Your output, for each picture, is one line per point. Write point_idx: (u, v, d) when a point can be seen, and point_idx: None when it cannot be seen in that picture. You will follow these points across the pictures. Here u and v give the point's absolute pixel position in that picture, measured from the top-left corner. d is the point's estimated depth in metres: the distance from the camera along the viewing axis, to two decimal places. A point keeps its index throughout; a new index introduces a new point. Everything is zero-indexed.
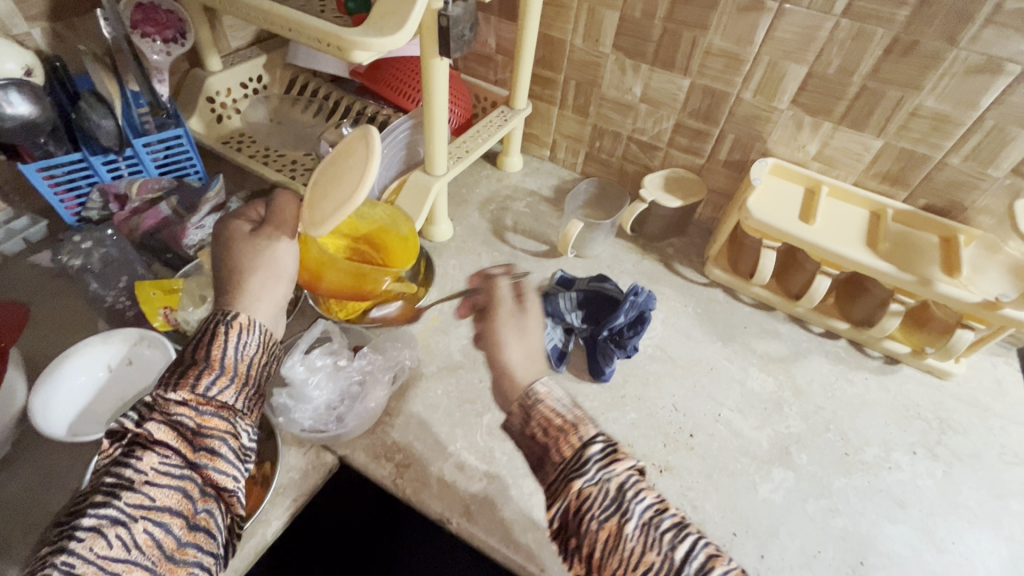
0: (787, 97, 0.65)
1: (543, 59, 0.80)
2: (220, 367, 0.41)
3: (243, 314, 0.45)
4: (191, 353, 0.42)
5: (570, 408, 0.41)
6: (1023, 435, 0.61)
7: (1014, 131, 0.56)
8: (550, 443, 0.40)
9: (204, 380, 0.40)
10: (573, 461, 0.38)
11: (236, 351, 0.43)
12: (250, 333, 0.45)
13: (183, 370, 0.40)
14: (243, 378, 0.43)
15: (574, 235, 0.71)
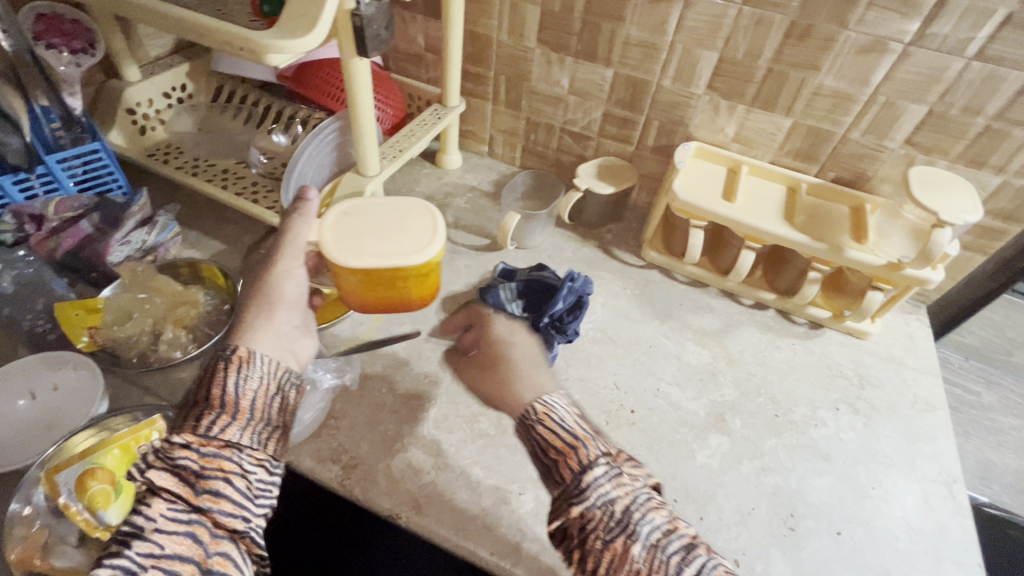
0: (702, 82, 0.69)
1: (473, 55, 0.81)
2: (223, 405, 0.42)
3: (242, 347, 0.46)
4: (197, 392, 0.43)
5: (573, 425, 0.43)
6: (933, 384, 0.66)
7: (903, 105, 0.61)
8: (552, 463, 0.42)
9: (205, 420, 0.40)
10: (584, 480, 0.40)
11: (238, 385, 0.43)
12: (251, 367, 0.44)
13: (189, 413, 0.41)
14: (247, 414, 0.42)
15: (512, 227, 0.72)
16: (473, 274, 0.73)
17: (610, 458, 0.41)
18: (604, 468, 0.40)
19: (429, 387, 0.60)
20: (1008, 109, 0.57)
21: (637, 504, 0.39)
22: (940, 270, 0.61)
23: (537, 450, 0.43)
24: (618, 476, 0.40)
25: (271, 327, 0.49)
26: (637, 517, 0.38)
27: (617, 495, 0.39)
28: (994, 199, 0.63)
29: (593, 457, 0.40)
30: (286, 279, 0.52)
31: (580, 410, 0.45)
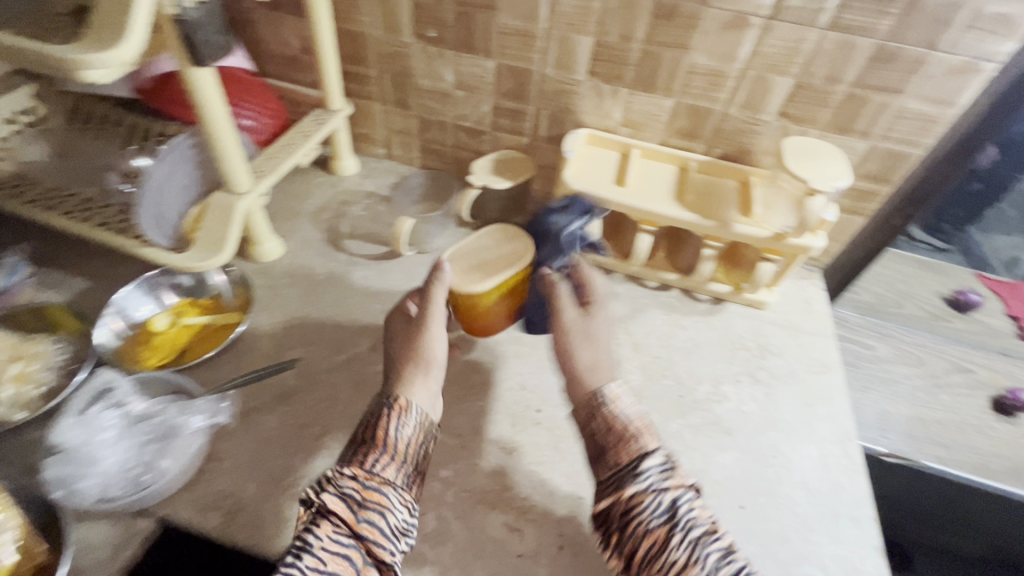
0: (582, 68, 0.68)
1: (352, 55, 0.77)
2: (385, 446, 0.47)
3: (403, 398, 0.50)
4: (363, 432, 0.48)
5: (634, 418, 0.49)
6: (827, 345, 0.69)
7: (771, 78, 0.62)
8: (609, 445, 0.48)
9: (372, 457, 0.45)
10: (614, 428, 0.48)
11: (398, 431, 0.48)
12: (409, 415, 0.49)
13: (358, 447, 0.47)
14: (402, 456, 0.47)
15: (405, 232, 0.69)
16: (370, 285, 0.69)
17: (637, 423, 0.48)
18: (624, 416, 0.49)
19: (322, 413, 0.56)
20: (864, 75, 0.59)
21: (648, 450, 0.47)
22: (820, 236, 0.63)
23: (594, 436, 0.49)
24: (634, 427, 0.48)
25: (431, 377, 0.52)
26: (645, 455, 0.46)
27: (634, 442, 0.47)
28: (863, 162, 0.66)
29: (617, 414, 0.49)
30: (433, 337, 0.54)
31: (620, 390, 0.51)
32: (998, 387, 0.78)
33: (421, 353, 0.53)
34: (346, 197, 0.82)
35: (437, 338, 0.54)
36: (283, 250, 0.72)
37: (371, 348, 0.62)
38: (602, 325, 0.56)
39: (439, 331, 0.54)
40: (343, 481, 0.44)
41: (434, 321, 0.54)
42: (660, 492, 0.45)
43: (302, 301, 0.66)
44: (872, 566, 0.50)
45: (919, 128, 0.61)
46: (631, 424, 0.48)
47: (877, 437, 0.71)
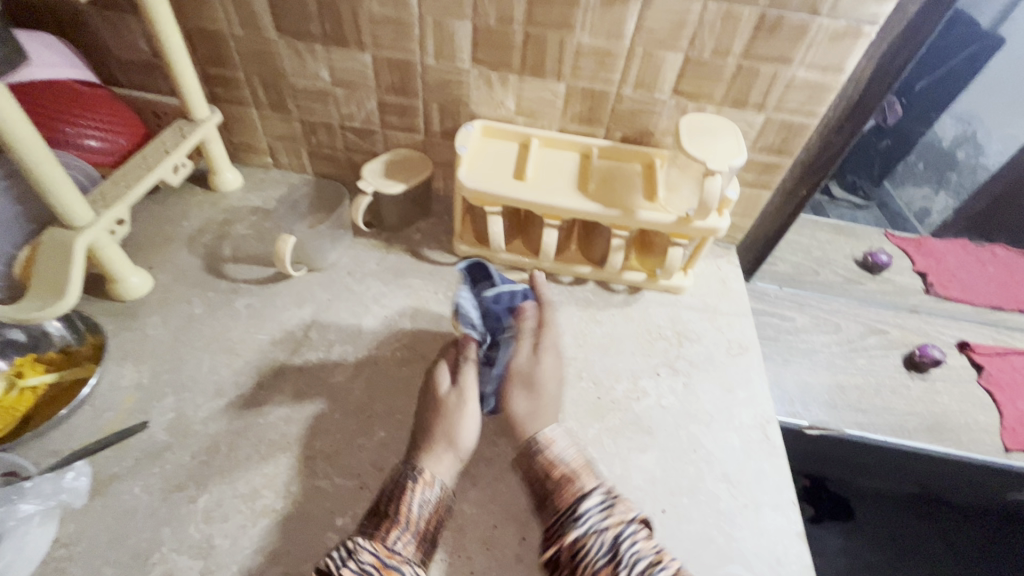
0: (465, 55, 0.62)
1: (211, 56, 0.68)
2: (406, 522, 0.45)
3: (427, 471, 0.48)
4: (383, 504, 0.46)
5: (572, 458, 0.49)
6: (744, 325, 0.68)
7: (661, 55, 0.59)
8: (551, 491, 0.48)
9: (394, 533, 0.44)
10: (553, 475, 0.48)
11: (419, 507, 0.46)
12: (431, 491, 0.47)
13: (379, 521, 0.45)
14: (423, 533, 0.45)
15: (288, 251, 0.62)
16: (256, 314, 0.62)
17: (574, 466, 0.48)
18: (561, 461, 0.49)
19: (197, 471, 0.49)
20: (751, 46, 0.56)
21: (587, 491, 0.46)
22: (725, 216, 0.61)
23: (535, 475, 0.50)
24: (574, 470, 0.48)
25: (454, 456, 0.50)
26: (583, 497, 0.46)
27: (571, 486, 0.47)
28: (762, 136, 0.64)
29: (555, 459, 0.49)
30: (468, 417, 0.51)
31: (556, 432, 0.51)
32: (910, 345, 0.80)
33: (454, 430, 0.51)
34: (228, 216, 0.74)
35: (468, 419, 0.51)
36: (152, 284, 0.64)
37: (257, 386, 0.56)
38: (553, 380, 0.55)
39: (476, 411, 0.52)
40: (363, 553, 0.42)
41: (471, 397, 0.52)
42: (599, 529, 0.44)
43: (175, 342, 0.59)
44: (794, 556, 0.49)
45: (811, 97, 0.59)
46: (569, 468, 0.48)
47: (800, 410, 0.71)
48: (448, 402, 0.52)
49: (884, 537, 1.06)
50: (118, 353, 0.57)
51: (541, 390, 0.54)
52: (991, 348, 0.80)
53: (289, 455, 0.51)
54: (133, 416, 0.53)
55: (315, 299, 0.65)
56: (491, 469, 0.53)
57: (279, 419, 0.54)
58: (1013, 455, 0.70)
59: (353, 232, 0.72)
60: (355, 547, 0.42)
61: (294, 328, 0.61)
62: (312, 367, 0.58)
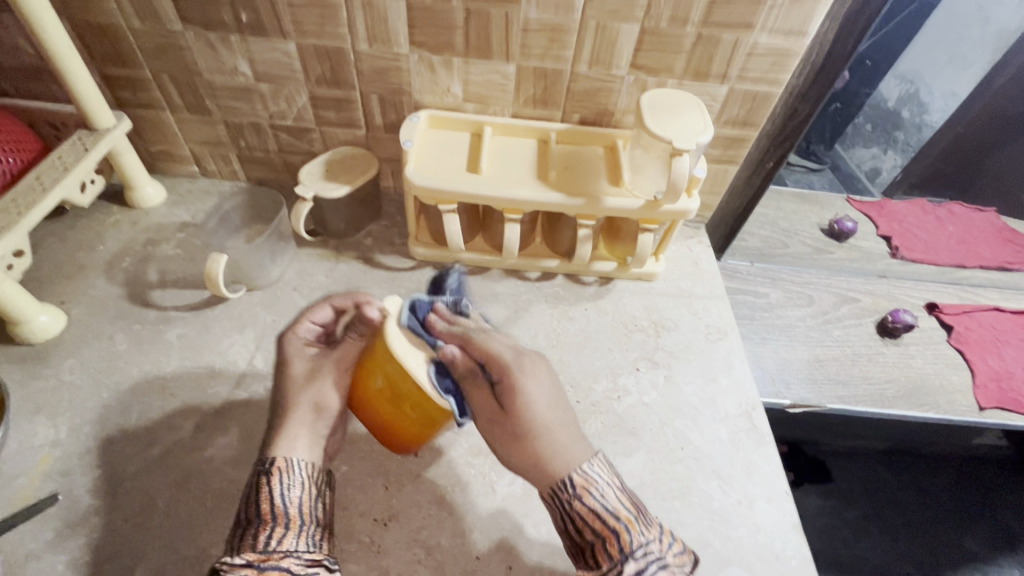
0: (402, 39, 0.56)
1: (109, 55, 0.59)
2: (275, 518, 0.41)
3: (279, 456, 0.44)
4: (246, 510, 0.42)
5: (614, 505, 0.41)
6: (721, 307, 0.65)
7: (616, 27, 0.54)
8: (590, 545, 0.41)
9: (262, 535, 0.40)
10: (591, 530, 0.41)
11: (285, 496, 0.42)
12: (292, 475, 0.43)
13: (244, 531, 0.40)
14: (298, 519, 0.42)
15: (220, 272, 0.55)
16: (191, 345, 0.55)
17: (619, 516, 0.41)
18: (605, 505, 0.41)
19: (132, 536, 0.43)
20: (710, 13, 0.52)
21: (632, 550, 0.39)
22: (695, 197, 0.57)
23: (564, 527, 0.42)
24: (615, 523, 0.41)
25: (321, 422, 0.47)
26: (631, 556, 0.39)
27: (619, 540, 0.40)
28: (726, 109, 0.61)
29: (594, 507, 0.41)
30: (336, 386, 0.47)
31: (591, 473, 0.43)
32: (881, 311, 0.79)
33: (318, 402, 0.47)
34: (152, 235, 0.66)
35: (332, 391, 0.47)
36: (65, 321, 0.56)
37: (197, 429, 0.50)
38: (542, 404, 0.44)
39: (339, 379, 0.48)
40: (234, 568, 0.37)
41: (342, 359, 0.48)
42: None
43: (96, 388, 0.51)
44: (794, 550, 0.48)
45: (775, 64, 0.56)
46: (616, 513, 0.41)
47: (782, 389, 0.69)
48: (305, 379, 0.48)
49: (861, 492, 1.06)
50: (28, 407, 0.50)
51: (540, 426, 0.43)
52: (958, 307, 0.81)
53: (240, 504, 0.46)
54: (51, 479, 0.46)
55: (257, 322, 0.58)
56: (469, 493, 0.48)
57: (226, 464, 0.48)
58: (987, 412, 0.70)
59: (296, 243, 0.66)
60: (225, 562, 0.37)
61: (236, 358, 0.55)
62: (260, 400, 0.52)
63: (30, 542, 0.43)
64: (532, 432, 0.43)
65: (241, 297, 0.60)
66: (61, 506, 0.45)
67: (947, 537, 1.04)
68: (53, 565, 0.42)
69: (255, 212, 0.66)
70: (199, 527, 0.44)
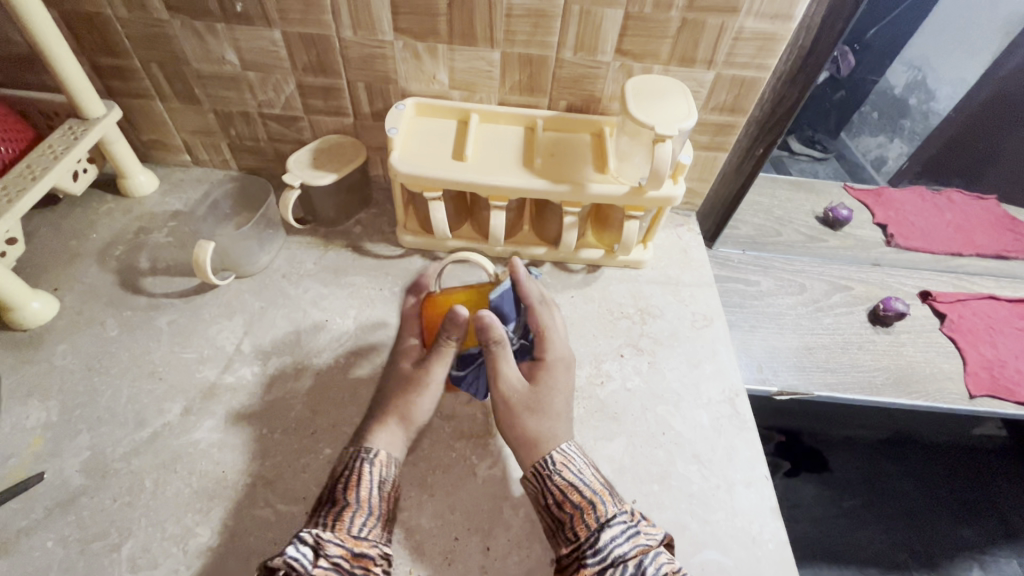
0: (386, 26, 0.56)
1: (98, 44, 0.60)
2: (369, 506, 0.42)
3: (381, 450, 0.46)
4: (340, 491, 0.43)
5: (587, 482, 0.44)
6: (708, 295, 0.65)
7: (599, 12, 0.54)
8: (567, 519, 0.43)
9: (357, 519, 0.41)
10: (566, 503, 0.43)
11: (379, 488, 0.44)
12: (387, 470, 0.45)
13: (337, 510, 0.41)
14: (384, 513, 0.43)
15: (208, 260, 0.56)
16: (180, 331, 0.56)
17: (593, 490, 0.43)
18: (579, 484, 0.44)
19: (118, 515, 0.45)
20: None
21: (606, 518, 0.42)
22: (680, 184, 0.57)
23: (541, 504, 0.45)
24: (591, 497, 0.43)
25: (408, 432, 0.48)
26: (604, 526, 0.41)
27: (591, 513, 0.42)
28: (713, 95, 0.60)
29: (571, 481, 0.44)
30: (425, 396, 0.49)
31: (569, 453, 0.46)
32: (874, 299, 0.79)
33: (408, 408, 0.48)
34: (144, 223, 0.66)
35: (423, 398, 0.49)
36: (58, 307, 0.57)
37: (185, 412, 0.51)
38: (560, 394, 0.49)
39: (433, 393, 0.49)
40: (328, 544, 0.39)
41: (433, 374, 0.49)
42: (621, 559, 0.40)
43: (86, 372, 0.53)
44: (770, 534, 0.48)
45: (762, 48, 0.56)
46: (595, 487, 0.44)
47: (769, 376, 0.69)
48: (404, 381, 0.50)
49: (857, 482, 1.06)
50: (21, 391, 0.51)
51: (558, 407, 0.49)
52: (952, 295, 0.80)
53: (223, 484, 0.47)
54: (41, 460, 0.47)
55: (246, 309, 0.59)
56: (449, 476, 0.49)
57: (213, 447, 0.49)
58: (977, 400, 0.70)
59: (286, 231, 0.66)
60: (318, 535, 0.39)
61: (224, 343, 0.56)
62: (248, 385, 0.53)
63: (21, 520, 0.44)
64: (546, 409, 0.48)
65: (230, 284, 0.61)
66: (52, 485, 0.46)
67: (944, 527, 1.03)
68: (44, 542, 0.43)
69: (245, 201, 0.66)
70: (185, 507, 0.45)
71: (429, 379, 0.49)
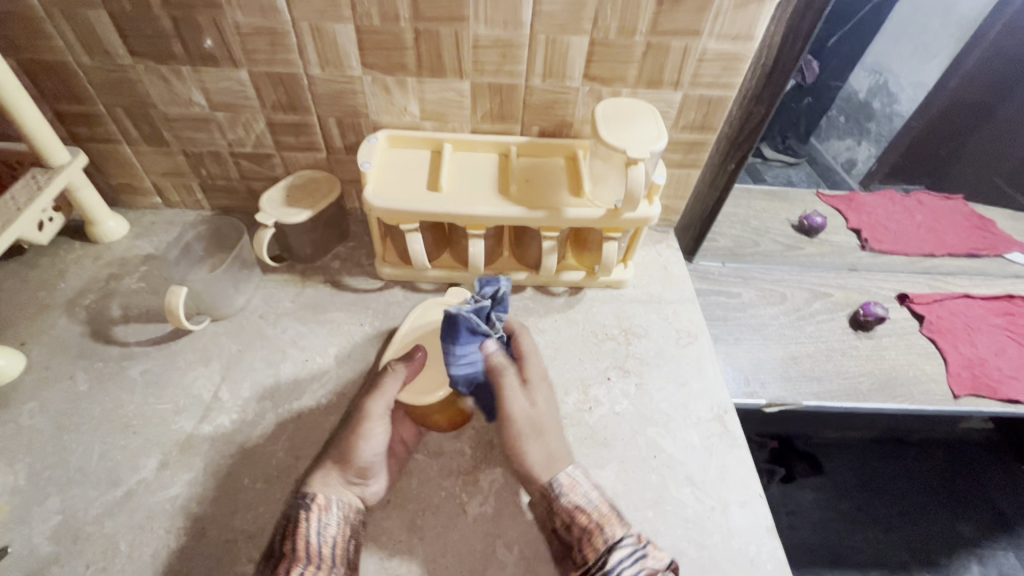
0: (354, 62, 0.56)
1: (61, 92, 0.59)
2: (308, 557, 0.41)
3: (320, 494, 0.44)
4: (279, 544, 0.41)
5: (595, 503, 0.44)
6: (691, 311, 0.65)
7: (565, 40, 0.54)
8: (573, 540, 0.43)
9: (293, 575, 0.39)
10: (574, 524, 0.43)
11: (320, 535, 0.42)
12: (330, 515, 0.43)
13: (275, 565, 0.40)
14: (330, 563, 0.41)
15: (180, 305, 0.54)
16: (155, 381, 0.55)
17: (600, 511, 0.44)
18: (585, 505, 0.44)
19: None
20: (657, 22, 0.53)
21: (614, 539, 0.42)
22: (656, 204, 0.57)
23: (552, 526, 0.45)
24: (596, 518, 0.43)
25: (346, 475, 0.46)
26: (611, 547, 0.41)
27: (599, 535, 0.42)
28: (682, 115, 0.61)
29: (577, 502, 0.44)
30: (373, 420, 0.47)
31: (575, 474, 0.46)
32: (854, 304, 0.80)
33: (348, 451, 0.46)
34: (114, 270, 0.65)
35: (366, 442, 0.46)
36: (24, 364, 0.55)
37: (162, 466, 0.49)
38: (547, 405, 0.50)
39: (376, 431, 0.47)
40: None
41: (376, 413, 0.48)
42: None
43: (55, 432, 0.50)
44: (768, 554, 0.48)
45: (726, 68, 0.57)
46: (600, 509, 0.44)
47: (757, 388, 0.69)
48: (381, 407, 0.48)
49: (852, 484, 1.06)
50: None
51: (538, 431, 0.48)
52: (928, 296, 0.82)
53: (203, 541, 0.45)
54: (8, 529, 0.45)
55: (223, 353, 0.57)
56: (439, 515, 0.48)
57: (192, 501, 0.47)
58: (961, 400, 0.71)
59: (261, 270, 0.65)
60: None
61: (201, 391, 0.54)
62: (227, 433, 0.51)
63: None
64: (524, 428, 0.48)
65: (205, 328, 0.60)
66: (21, 556, 0.44)
67: (943, 525, 1.03)
68: None
69: (218, 242, 0.65)
70: (165, 569, 0.43)
71: (371, 418, 0.47)
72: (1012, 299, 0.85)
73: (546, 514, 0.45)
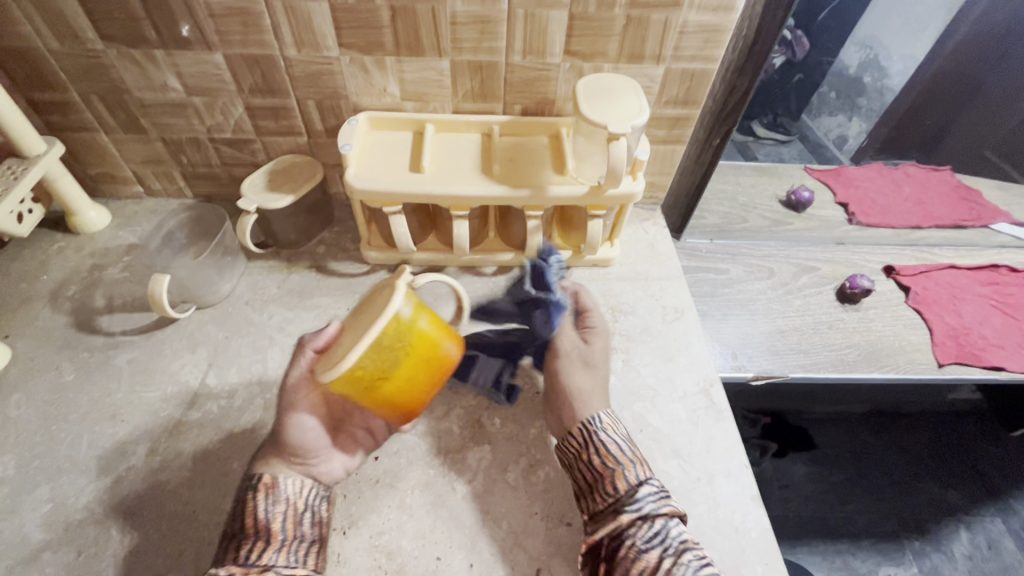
0: (330, 41, 0.55)
1: (32, 79, 0.58)
2: (256, 533, 0.42)
3: (266, 472, 0.45)
4: (233, 524, 0.43)
5: (628, 443, 0.47)
6: (677, 286, 0.66)
7: (544, 15, 0.54)
8: (599, 478, 0.45)
9: (243, 550, 0.40)
10: (602, 461, 0.45)
11: (269, 512, 0.43)
12: (275, 491, 0.43)
13: (230, 544, 0.41)
14: (284, 535, 0.42)
15: (163, 293, 0.54)
16: (141, 369, 0.55)
17: (632, 452, 0.46)
18: (618, 442, 0.47)
19: (82, 569, 0.43)
20: None
21: (642, 479, 0.44)
22: (640, 179, 0.57)
23: (578, 463, 0.47)
24: (626, 456, 0.45)
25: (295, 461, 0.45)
26: (641, 483, 0.44)
27: (628, 472, 0.44)
28: (665, 89, 0.61)
29: (612, 440, 0.46)
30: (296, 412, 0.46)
31: (612, 416, 0.49)
32: (841, 277, 0.80)
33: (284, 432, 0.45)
34: (97, 260, 0.64)
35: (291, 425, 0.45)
36: (10, 355, 0.55)
37: (151, 453, 0.49)
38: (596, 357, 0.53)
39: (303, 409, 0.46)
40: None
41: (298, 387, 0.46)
42: (653, 516, 0.42)
43: (43, 422, 0.51)
44: (753, 522, 0.48)
45: (708, 40, 0.56)
46: (628, 453, 0.46)
47: (744, 362, 0.69)
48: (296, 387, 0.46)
49: (843, 456, 1.08)
50: None
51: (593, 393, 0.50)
52: (915, 268, 0.82)
53: (194, 524, 0.45)
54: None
55: (210, 340, 0.57)
56: (427, 494, 0.49)
57: (181, 487, 0.47)
58: (946, 368, 0.71)
59: (246, 257, 0.65)
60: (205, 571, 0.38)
61: (187, 378, 0.54)
62: (215, 419, 0.52)
63: None
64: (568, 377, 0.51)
65: (191, 315, 0.59)
66: (12, 544, 0.44)
67: (932, 493, 1.05)
68: None
69: (200, 229, 0.65)
70: (157, 552, 0.44)
71: (294, 388, 0.46)
72: (998, 268, 0.85)
73: (579, 449, 0.47)
